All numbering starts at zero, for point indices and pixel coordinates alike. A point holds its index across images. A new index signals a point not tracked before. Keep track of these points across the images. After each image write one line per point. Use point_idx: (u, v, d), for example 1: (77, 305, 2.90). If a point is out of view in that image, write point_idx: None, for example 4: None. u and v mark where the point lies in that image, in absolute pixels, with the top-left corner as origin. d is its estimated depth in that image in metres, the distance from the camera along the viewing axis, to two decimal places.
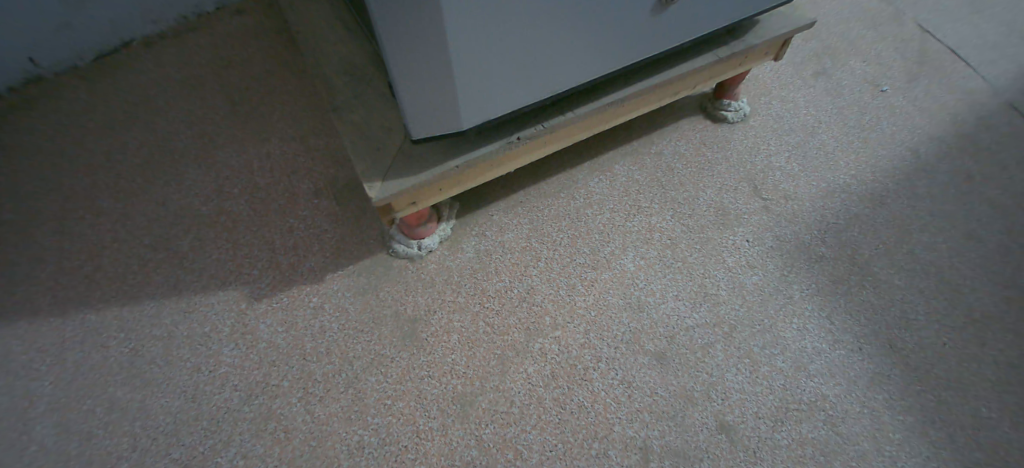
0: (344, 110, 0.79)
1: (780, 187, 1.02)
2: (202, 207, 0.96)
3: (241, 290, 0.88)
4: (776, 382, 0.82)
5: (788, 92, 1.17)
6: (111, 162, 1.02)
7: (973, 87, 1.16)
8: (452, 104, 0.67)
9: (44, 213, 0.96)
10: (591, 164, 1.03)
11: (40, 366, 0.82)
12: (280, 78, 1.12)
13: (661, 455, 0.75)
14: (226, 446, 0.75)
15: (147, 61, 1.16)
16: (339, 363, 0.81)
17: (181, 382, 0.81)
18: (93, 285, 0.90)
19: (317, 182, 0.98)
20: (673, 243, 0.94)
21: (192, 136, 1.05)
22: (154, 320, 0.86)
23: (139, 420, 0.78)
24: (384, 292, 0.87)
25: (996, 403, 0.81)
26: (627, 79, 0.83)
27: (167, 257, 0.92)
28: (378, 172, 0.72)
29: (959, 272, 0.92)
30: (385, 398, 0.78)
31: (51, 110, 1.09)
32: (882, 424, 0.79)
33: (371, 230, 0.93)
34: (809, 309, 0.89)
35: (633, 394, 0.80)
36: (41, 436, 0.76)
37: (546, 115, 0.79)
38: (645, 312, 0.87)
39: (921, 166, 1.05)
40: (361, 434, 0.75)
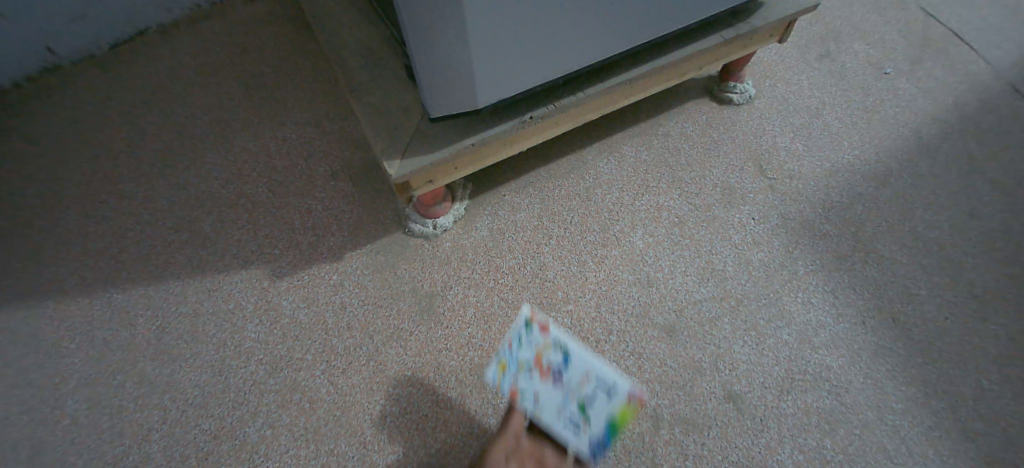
0: (362, 92, 0.82)
1: (785, 167, 1.04)
2: (221, 189, 0.99)
3: (262, 269, 0.91)
4: (782, 354, 0.85)
5: (793, 75, 1.18)
6: (131, 148, 1.04)
7: (977, 68, 1.18)
8: (468, 85, 0.70)
9: (68, 198, 0.99)
10: (600, 145, 1.05)
11: (70, 344, 0.86)
12: (294, 64, 1.14)
13: (670, 422, 0.80)
14: (253, 416, 0.79)
15: (163, 49, 1.18)
16: (359, 337, 0.84)
17: (207, 357, 0.84)
18: (118, 265, 0.92)
19: (333, 164, 1.01)
20: (681, 221, 0.97)
21: (209, 121, 1.07)
22: (179, 298, 0.89)
23: (169, 394, 0.82)
24: (401, 269, 0.90)
25: (998, 375, 0.84)
26: (636, 59, 0.84)
27: (189, 238, 0.94)
28: (397, 151, 0.75)
29: (960, 250, 0.95)
30: (406, 369, 0.81)
31: (70, 98, 1.11)
32: (885, 395, 0.82)
33: (386, 210, 0.96)
34: (814, 283, 0.92)
35: (644, 365, 0.83)
36: (75, 410, 0.80)
37: (558, 94, 0.81)
38: (655, 286, 0.90)
39: (924, 146, 1.07)
40: (382, 404, 0.79)
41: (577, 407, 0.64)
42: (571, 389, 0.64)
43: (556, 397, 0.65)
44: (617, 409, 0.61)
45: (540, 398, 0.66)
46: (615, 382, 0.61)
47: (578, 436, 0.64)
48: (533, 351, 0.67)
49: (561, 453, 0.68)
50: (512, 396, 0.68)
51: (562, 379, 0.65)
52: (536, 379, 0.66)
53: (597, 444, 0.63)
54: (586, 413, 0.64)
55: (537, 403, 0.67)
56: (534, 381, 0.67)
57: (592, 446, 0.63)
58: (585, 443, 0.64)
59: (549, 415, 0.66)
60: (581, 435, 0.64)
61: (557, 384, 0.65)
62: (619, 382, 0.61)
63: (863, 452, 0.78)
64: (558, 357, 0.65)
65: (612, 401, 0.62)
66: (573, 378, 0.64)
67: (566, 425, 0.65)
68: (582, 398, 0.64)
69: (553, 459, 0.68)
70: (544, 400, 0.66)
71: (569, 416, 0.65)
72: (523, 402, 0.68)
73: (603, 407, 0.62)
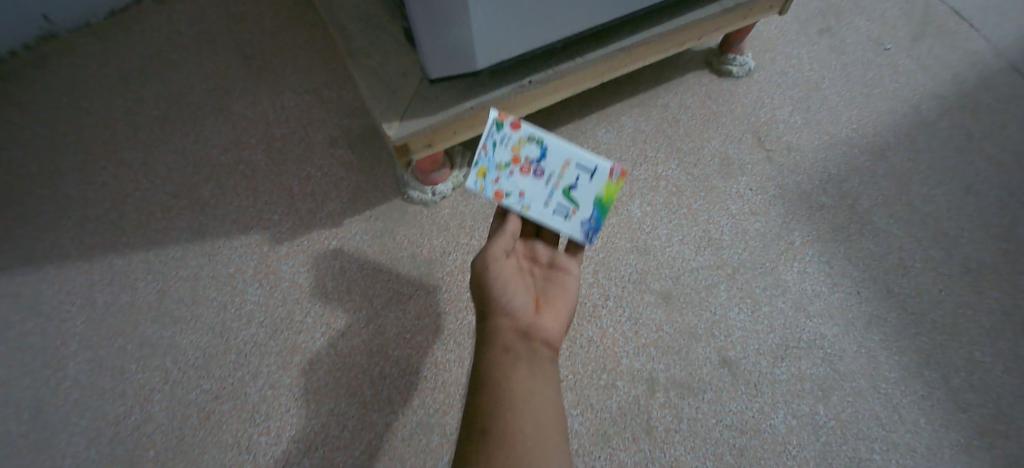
0: (361, 56, 0.82)
1: (783, 139, 1.04)
2: (221, 156, 0.99)
3: (262, 234, 0.91)
4: (776, 321, 0.86)
5: (794, 49, 1.16)
6: (130, 115, 1.04)
7: (976, 48, 1.16)
8: (468, 46, 0.70)
9: (67, 164, 0.99)
10: (599, 115, 1.05)
11: (72, 307, 0.86)
12: (292, 33, 1.14)
13: (667, 386, 0.81)
14: (253, 377, 0.81)
15: (160, 18, 1.18)
16: (359, 301, 0.86)
17: (208, 319, 0.85)
18: (118, 231, 0.93)
19: (332, 133, 1.01)
20: (679, 191, 0.97)
21: (208, 90, 1.07)
22: (179, 263, 0.90)
23: (169, 356, 0.83)
24: (400, 235, 0.91)
25: (990, 348, 0.85)
26: (636, 26, 0.84)
27: (189, 204, 0.95)
28: (397, 113, 0.75)
29: (957, 224, 0.95)
30: (405, 332, 0.83)
31: (69, 66, 1.11)
32: (878, 363, 0.84)
33: (385, 178, 0.96)
34: (810, 254, 0.92)
35: (639, 330, 0.85)
36: (76, 371, 0.82)
37: (557, 59, 0.81)
38: (651, 254, 0.91)
39: (923, 121, 1.06)
40: (381, 365, 0.81)
41: (562, 192, 0.68)
42: (553, 179, 0.68)
43: (540, 190, 0.68)
44: (600, 185, 0.68)
45: (524, 193, 0.68)
46: (595, 164, 0.68)
47: (569, 219, 0.68)
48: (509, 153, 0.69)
49: (554, 252, 0.69)
50: (495, 200, 0.68)
51: (543, 171, 0.68)
52: (517, 176, 0.68)
53: (586, 222, 0.68)
54: (572, 196, 0.68)
55: (521, 200, 0.68)
56: (515, 179, 0.68)
57: (583, 225, 0.67)
58: (576, 225, 0.68)
59: (535, 206, 0.68)
60: (572, 216, 0.67)
61: (539, 176, 0.68)
62: (596, 163, 0.68)
63: (855, 418, 0.80)
64: (536, 152, 0.68)
65: (595, 180, 0.68)
66: (555, 167, 0.68)
67: (554, 209, 0.68)
68: (565, 182, 0.68)
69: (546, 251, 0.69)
70: (528, 196, 0.68)
71: (556, 204, 0.68)
72: (507, 202, 0.68)
73: (586, 187, 0.68)
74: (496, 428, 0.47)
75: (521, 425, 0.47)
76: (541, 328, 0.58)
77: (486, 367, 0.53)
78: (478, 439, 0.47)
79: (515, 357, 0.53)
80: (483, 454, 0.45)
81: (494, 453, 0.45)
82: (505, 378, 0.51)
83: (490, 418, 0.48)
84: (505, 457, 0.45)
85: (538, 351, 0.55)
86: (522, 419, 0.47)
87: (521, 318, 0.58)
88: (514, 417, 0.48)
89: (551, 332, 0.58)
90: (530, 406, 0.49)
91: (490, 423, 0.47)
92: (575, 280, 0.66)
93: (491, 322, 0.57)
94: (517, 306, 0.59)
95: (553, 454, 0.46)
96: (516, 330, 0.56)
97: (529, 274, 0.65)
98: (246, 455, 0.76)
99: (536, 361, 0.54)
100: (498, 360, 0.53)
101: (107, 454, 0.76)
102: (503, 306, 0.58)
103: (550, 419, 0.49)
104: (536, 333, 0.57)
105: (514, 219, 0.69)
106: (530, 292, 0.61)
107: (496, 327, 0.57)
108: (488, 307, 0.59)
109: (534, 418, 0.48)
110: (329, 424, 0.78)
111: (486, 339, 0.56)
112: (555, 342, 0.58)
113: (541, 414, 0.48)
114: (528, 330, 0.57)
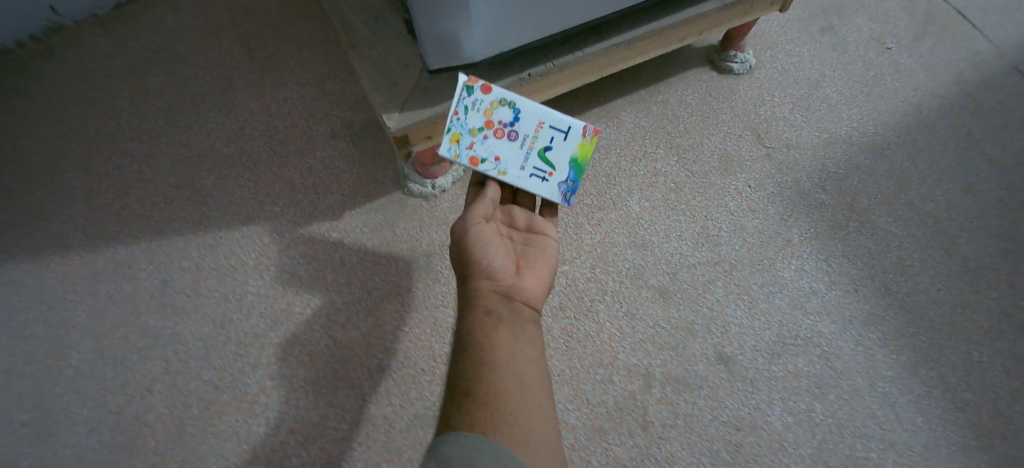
0: (363, 49, 0.82)
1: (783, 136, 1.04)
2: (223, 148, 1.00)
3: (264, 226, 0.92)
4: (774, 318, 0.87)
5: (796, 47, 1.16)
6: (134, 107, 1.05)
7: (978, 47, 1.15)
8: (468, 38, 0.70)
9: (71, 155, 1.00)
10: (600, 111, 1.05)
11: (74, 297, 0.87)
12: (295, 27, 1.14)
13: (663, 381, 0.81)
14: (253, 368, 0.82)
15: (165, 11, 1.18)
16: (358, 293, 0.86)
17: (209, 310, 0.86)
18: (121, 221, 0.94)
19: (334, 126, 1.01)
20: (678, 187, 0.97)
21: (211, 82, 1.07)
22: (181, 254, 0.91)
23: (170, 346, 0.84)
24: (400, 228, 0.91)
25: (988, 348, 0.85)
26: (636, 20, 0.84)
27: (191, 196, 0.95)
28: (397, 105, 0.76)
29: (956, 224, 0.95)
30: (403, 325, 0.84)
31: (73, 57, 1.12)
32: (874, 361, 0.84)
33: (386, 171, 0.97)
34: (808, 251, 0.92)
35: (636, 325, 0.85)
36: (78, 360, 0.82)
37: (557, 52, 0.81)
38: (649, 250, 0.91)
39: (923, 121, 1.06)
40: (380, 357, 0.82)
41: (538, 154, 0.66)
42: (528, 141, 0.66)
43: (515, 153, 0.66)
44: (576, 145, 0.66)
45: (500, 157, 0.65)
46: (569, 124, 0.66)
47: (547, 182, 0.66)
48: (481, 116, 0.66)
49: (532, 215, 0.68)
50: (472, 166, 0.66)
51: (517, 134, 0.66)
52: (491, 140, 0.65)
53: (564, 183, 0.67)
54: (548, 157, 0.66)
55: (497, 165, 0.66)
56: (489, 143, 0.65)
57: (562, 186, 0.67)
58: (555, 187, 0.66)
59: (512, 170, 0.66)
60: (549, 179, 0.66)
61: (514, 139, 0.66)
62: (573, 122, 0.66)
63: (851, 417, 0.80)
64: (508, 115, 0.66)
65: (570, 140, 0.66)
66: (529, 129, 0.66)
67: (531, 172, 0.66)
68: (540, 143, 0.66)
69: (524, 215, 0.67)
70: (505, 161, 0.66)
71: (532, 167, 0.66)
72: (484, 168, 0.66)
73: (563, 147, 0.66)
74: (479, 390, 0.47)
75: (503, 386, 0.47)
76: (521, 292, 0.58)
77: (468, 330, 0.53)
78: (461, 401, 0.47)
79: (497, 320, 0.53)
80: (467, 414, 0.45)
81: (476, 412, 0.45)
82: (488, 341, 0.51)
83: (473, 380, 0.48)
84: (488, 416, 0.45)
85: (518, 313, 0.55)
86: (503, 381, 0.48)
87: (501, 281, 0.58)
88: (497, 379, 0.48)
89: (531, 293, 0.58)
90: (513, 369, 0.49)
91: (472, 386, 0.47)
92: (554, 242, 0.66)
93: (470, 286, 0.57)
94: (497, 268, 0.58)
95: (535, 412, 0.47)
96: (496, 293, 0.56)
97: (507, 238, 0.64)
98: (245, 445, 0.77)
99: (517, 325, 0.54)
100: (479, 323, 0.53)
101: (108, 443, 0.77)
102: (483, 270, 0.58)
103: (532, 380, 0.49)
104: (517, 295, 0.57)
105: (492, 186, 0.67)
106: (510, 256, 0.61)
107: (476, 290, 0.57)
108: (468, 270, 0.59)
109: (516, 379, 0.48)
110: (327, 416, 0.78)
111: (466, 303, 0.56)
112: (536, 304, 0.58)
113: (523, 376, 0.49)
114: (508, 293, 0.57)
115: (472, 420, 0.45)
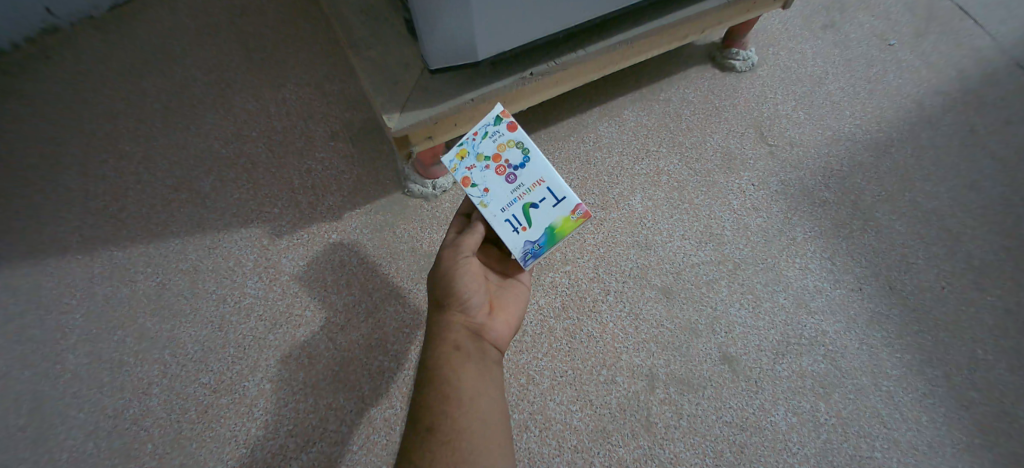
0: (362, 48, 0.81)
1: (786, 134, 1.03)
2: (221, 149, 0.99)
3: (262, 227, 0.91)
4: (777, 317, 0.86)
5: (798, 44, 1.15)
6: (130, 108, 1.04)
7: (981, 44, 1.14)
8: (467, 36, 0.69)
9: (67, 156, 0.99)
10: (601, 109, 1.04)
11: (71, 300, 0.86)
12: (293, 26, 1.13)
13: (667, 382, 0.81)
14: (252, 371, 0.81)
15: (161, 11, 1.17)
16: (358, 294, 0.86)
17: (208, 312, 0.85)
18: (118, 223, 0.93)
19: (333, 126, 1.01)
20: (680, 185, 0.96)
21: (208, 82, 1.06)
22: (179, 256, 0.90)
23: (169, 349, 0.83)
24: (400, 229, 0.91)
25: (994, 346, 0.84)
26: (638, 18, 0.83)
27: (189, 197, 0.95)
28: (397, 105, 0.75)
29: (959, 221, 0.94)
30: (404, 327, 0.83)
31: (68, 58, 1.10)
32: (880, 360, 0.83)
33: (385, 171, 0.96)
34: (812, 250, 0.91)
35: (639, 325, 0.84)
36: (75, 364, 0.81)
37: (558, 51, 0.80)
38: (652, 249, 0.90)
39: (927, 118, 1.05)
40: (380, 360, 0.81)
41: (523, 206, 0.63)
42: (521, 189, 0.64)
43: (504, 191, 0.64)
44: (561, 217, 0.63)
45: (488, 190, 0.64)
46: (565, 195, 0.63)
47: (516, 234, 0.63)
48: (494, 147, 0.65)
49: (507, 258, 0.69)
50: (461, 185, 0.65)
51: (515, 179, 0.64)
52: (490, 172, 0.64)
53: (529, 245, 0.63)
54: (529, 214, 0.63)
55: (483, 196, 0.64)
56: (487, 174, 0.64)
57: (528, 246, 0.63)
58: (521, 244, 0.63)
59: (492, 207, 0.63)
60: (520, 233, 0.63)
61: (511, 182, 0.64)
62: (569, 195, 0.63)
63: (857, 416, 0.79)
64: (517, 158, 0.64)
65: (558, 209, 0.63)
66: (528, 181, 0.64)
67: (506, 218, 0.63)
68: (530, 198, 0.63)
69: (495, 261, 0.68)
70: (491, 195, 0.64)
71: (510, 215, 0.63)
72: (470, 192, 0.64)
73: (547, 212, 0.63)
74: (442, 428, 0.49)
75: (465, 424, 0.49)
76: (490, 332, 0.59)
77: (435, 362, 0.54)
78: (423, 438, 0.49)
79: (465, 357, 0.55)
80: (431, 452, 0.48)
81: (440, 452, 0.47)
82: (455, 377, 0.52)
83: (438, 416, 0.50)
84: (449, 457, 0.47)
85: (485, 354, 0.56)
86: (467, 420, 0.49)
87: (475, 317, 0.59)
88: (460, 417, 0.50)
89: (498, 336, 0.60)
90: (476, 408, 0.51)
91: (437, 424, 0.49)
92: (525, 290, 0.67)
93: (444, 317, 0.58)
94: (473, 305, 0.59)
95: (494, 451, 0.48)
96: (467, 330, 0.57)
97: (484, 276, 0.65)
98: (245, 449, 0.76)
99: (484, 364, 0.55)
100: (446, 358, 0.54)
101: (106, 447, 0.76)
102: (460, 303, 0.59)
103: (494, 419, 0.51)
104: (486, 335, 0.58)
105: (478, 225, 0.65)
106: (486, 293, 0.61)
107: (449, 323, 0.58)
108: (444, 301, 0.59)
109: (480, 418, 0.50)
110: (327, 419, 0.77)
111: (437, 333, 0.57)
112: (500, 346, 0.60)
113: (486, 416, 0.51)
114: (479, 332, 0.58)
115: (437, 458, 0.47)
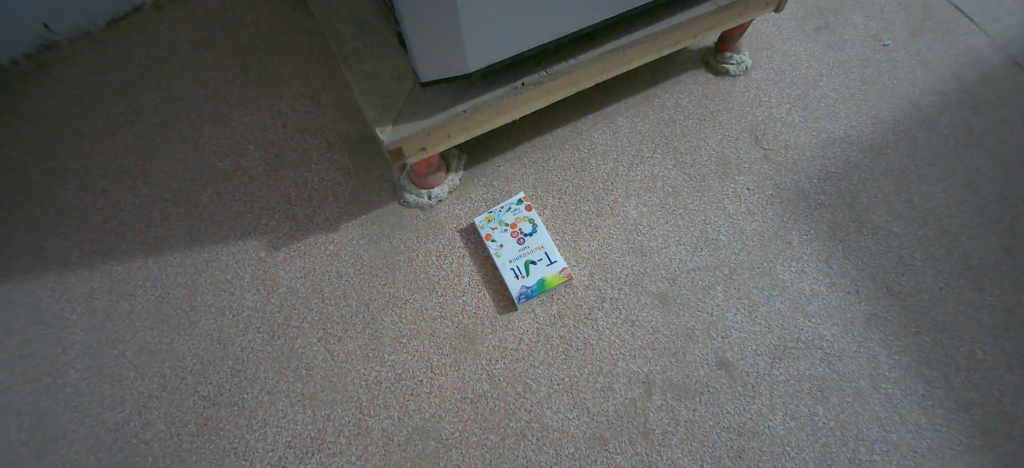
0: (355, 61, 0.82)
1: (780, 137, 1.03)
2: (218, 163, 1.00)
3: (260, 239, 0.92)
4: (774, 322, 0.86)
5: (792, 46, 1.15)
6: (129, 122, 1.05)
7: (977, 42, 1.14)
8: (458, 48, 0.70)
9: (66, 172, 1.00)
10: (595, 115, 1.05)
11: (71, 315, 0.87)
12: (289, 38, 1.14)
13: (664, 389, 0.81)
14: (251, 383, 0.81)
15: (157, 26, 1.17)
16: (356, 305, 0.86)
17: (206, 325, 0.86)
18: (117, 238, 0.93)
19: (328, 137, 1.01)
20: (675, 190, 0.97)
21: (205, 96, 1.07)
22: (178, 269, 0.90)
23: (168, 362, 0.83)
24: (396, 239, 0.91)
25: (992, 347, 0.84)
26: (629, 26, 0.83)
27: (187, 210, 0.95)
28: (389, 117, 0.76)
29: (957, 222, 0.94)
30: (400, 337, 0.84)
31: (67, 74, 1.11)
32: (878, 363, 0.83)
33: (381, 181, 0.96)
34: (808, 253, 0.91)
35: (636, 332, 0.85)
36: (76, 379, 0.82)
37: (550, 60, 0.81)
38: (648, 255, 0.91)
39: (922, 119, 1.04)
40: (378, 370, 0.82)
41: (525, 260, 0.85)
42: (526, 249, 0.86)
43: (514, 248, 0.86)
44: (551, 274, 0.84)
45: (503, 245, 0.86)
46: (557, 259, 0.85)
47: (516, 279, 0.84)
48: (512, 217, 0.89)
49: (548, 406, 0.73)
50: (484, 238, 0.87)
51: (524, 242, 0.87)
52: (507, 234, 0.87)
53: (525, 288, 0.83)
54: (529, 267, 0.85)
55: (498, 249, 0.86)
56: (504, 235, 0.87)
57: (522, 288, 0.83)
58: (519, 286, 0.83)
59: (504, 258, 0.85)
60: (519, 278, 0.84)
61: (519, 243, 0.86)
62: (559, 258, 0.85)
63: (855, 420, 0.79)
64: (528, 228, 0.88)
65: (550, 267, 0.85)
66: (532, 244, 0.86)
67: (512, 266, 0.85)
68: (531, 256, 0.85)
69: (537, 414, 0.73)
70: (504, 249, 0.86)
71: (515, 265, 0.85)
72: (489, 244, 0.87)
73: (542, 268, 0.85)
74: None
75: None
76: None
77: None
78: None
79: None
80: None
81: None
82: None
83: None
84: None
85: None
86: None
87: None
88: None
89: None
90: None
91: None
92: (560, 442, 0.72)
93: None
94: None
95: None
96: None
97: None
98: (244, 461, 0.76)
99: None
100: None
101: (107, 461, 0.77)
102: None
103: None
104: None
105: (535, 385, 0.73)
106: None
107: None
108: None
109: None
110: (325, 430, 0.78)
111: None
112: None
113: None
114: None
115: None
